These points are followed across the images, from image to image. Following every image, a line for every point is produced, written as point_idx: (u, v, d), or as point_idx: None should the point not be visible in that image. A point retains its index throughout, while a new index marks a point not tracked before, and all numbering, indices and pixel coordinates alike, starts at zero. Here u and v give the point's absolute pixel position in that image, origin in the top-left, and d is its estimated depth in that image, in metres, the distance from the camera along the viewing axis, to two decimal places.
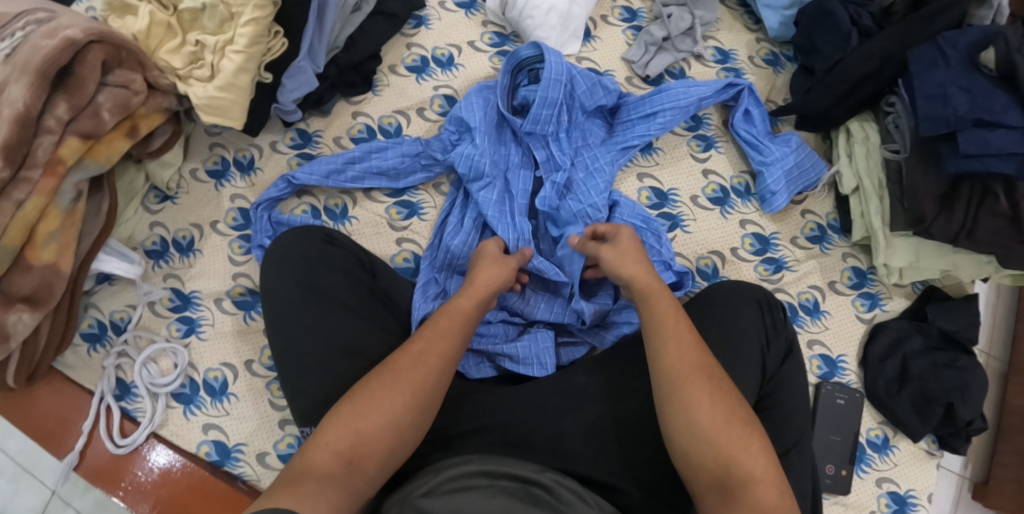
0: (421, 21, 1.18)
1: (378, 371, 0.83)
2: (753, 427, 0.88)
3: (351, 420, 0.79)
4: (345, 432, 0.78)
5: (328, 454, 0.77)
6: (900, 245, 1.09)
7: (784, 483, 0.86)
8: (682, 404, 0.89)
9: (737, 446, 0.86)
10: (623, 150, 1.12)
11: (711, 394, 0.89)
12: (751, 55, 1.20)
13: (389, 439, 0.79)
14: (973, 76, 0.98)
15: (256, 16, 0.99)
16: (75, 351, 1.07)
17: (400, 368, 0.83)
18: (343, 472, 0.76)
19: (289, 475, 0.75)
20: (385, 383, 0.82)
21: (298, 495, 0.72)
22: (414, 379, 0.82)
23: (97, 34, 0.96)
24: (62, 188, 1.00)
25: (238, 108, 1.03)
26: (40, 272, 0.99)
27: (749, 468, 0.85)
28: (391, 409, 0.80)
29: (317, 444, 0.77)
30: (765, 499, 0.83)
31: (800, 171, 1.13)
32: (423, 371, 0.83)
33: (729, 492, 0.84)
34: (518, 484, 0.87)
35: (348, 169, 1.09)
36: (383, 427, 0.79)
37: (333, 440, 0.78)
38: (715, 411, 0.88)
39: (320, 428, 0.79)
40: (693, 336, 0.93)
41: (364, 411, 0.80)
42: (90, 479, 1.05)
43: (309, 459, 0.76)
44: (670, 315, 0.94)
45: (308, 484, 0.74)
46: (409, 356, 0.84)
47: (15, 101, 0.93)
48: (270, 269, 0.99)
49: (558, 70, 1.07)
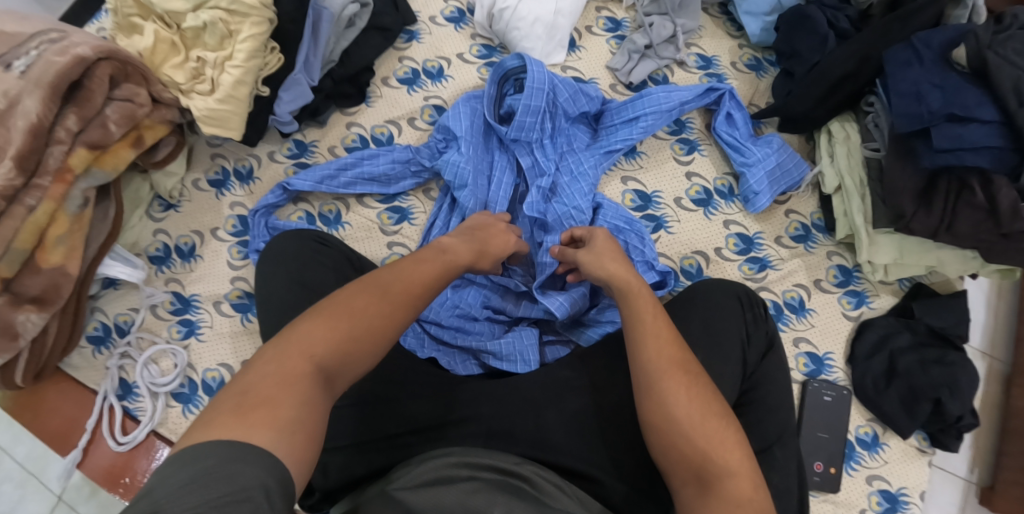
0: (413, 35, 1.23)
1: (370, 289, 0.83)
2: (730, 422, 0.85)
3: (342, 338, 0.78)
4: (332, 346, 0.77)
5: (309, 364, 0.76)
6: (883, 242, 1.10)
7: (758, 477, 0.84)
8: (659, 397, 0.86)
9: (713, 442, 0.83)
10: (606, 154, 1.15)
11: (688, 389, 0.86)
12: (734, 61, 1.23)
13: (371, 363, 0.80)
14: (946, 74, 0.99)
15: (253, 32, 1.05)
16: (81, 353, 1.12)
17: (393, 295, 0.83)
18: (322, 388, 0.75)
19: (267, 384, 0.73)
20: (377, 307, 0.82)
21: (275, 427, 0.70)
22: (404, 316, 0.83)
23: (105, 51, 1.03)
24: (71, 195, 1.05)
25: (237, 119, 1.09)
26: (49, 274, 1.04)
27: (724, 459, 0.82)
28: (379, 340, 0.80)
29: (302, 353, 0.76)
30: (740, 494, 0.81)
31: (782, 171, 1.14)
32: (412, 310, 0.84)
33: (705, 484, 0.82)
34: (499, 475, 0.88)
35: (341, 175, 1.14)
36: (369, 354, 0.80)
37: (320, 353, 0.76)
38: (692, 408, 0.85)
39: (303, 333, 0.77)
40: (672, 330, 0.91)
41: (355, 333, 0.79)
42: (94, 477, 1.08)
43: (288, 366, 0.74)
44: (650, 305, 0.92)
45: (285, 408, 0.71)
46: (405, 289, 0.84)
47: (29, 113, 0.99)
48: (268, 268, 1.03)
49: (540, 79, 1.11)
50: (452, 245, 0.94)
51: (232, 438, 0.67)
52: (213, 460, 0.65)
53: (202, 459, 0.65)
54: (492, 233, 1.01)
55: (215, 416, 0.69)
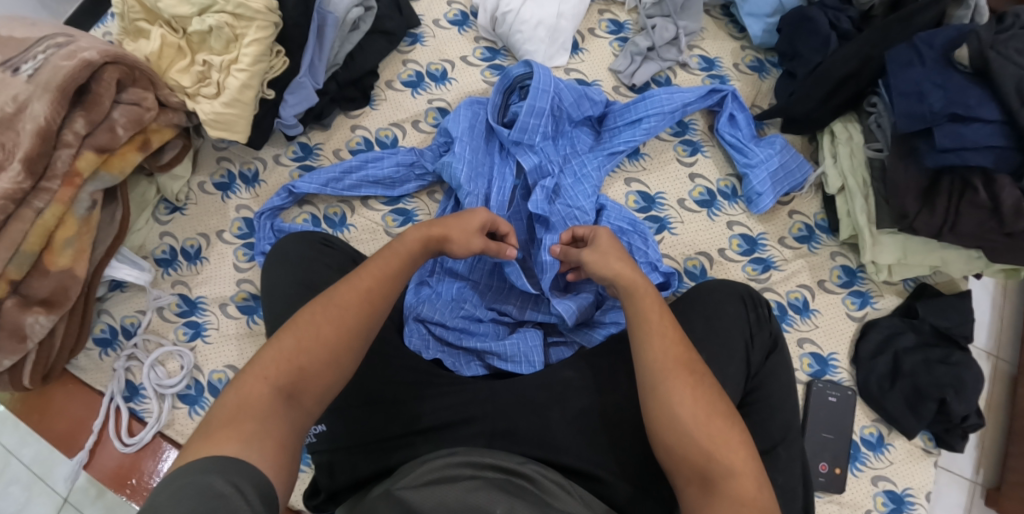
0: (416, 38, 1.24)
1: (322, 302, 0.82)
2: (733, 423, 0.85)
3: (292, 355, 0.79)
4: (286, 365, 0.78)
5: (266, 386, 0.77)
6: (887, 242, 1.10)
7: (762, 476, 0.83)
8: (664, 397, 0.86)
9: (718, 442, 0.83)
10: (610, 156, 1.16)
11: (694, 389, 0.86)
12: (736, 62, 1.23)
13: (330, 375, 0.80)
14: (947, 73, 0.99)
15: (259, 36, 1.06)
16: (88, 355, 1.13)
17: (345, 304, 0.82)
18: (284, 406, 0.76)
19: (226, 410, 0.74)
20: (328, 315, 0.81)
21: (241, 439, 0.72)
22: (356, 316, 0.82)
23: (112, 55, 1.03)
24: (79, 198, 1.06)
25: (243, 122, 1.10)
26: (57, 276, 1.05)
27: (729, 459, 0.83)
28: (335, 348, 0.80)
29: (256, 376, 0.77)
30: (743, 493, 0.81)
31: (786, 172, 1.14)
32: (366, 308, 0.83)
33: (709, 483, 0.82)
34: (502, 474, 0.89)
35: (345, 177, 1.15)
36: (325, 365, 0.79)
37: (272, 373, 0.77)
38: (698, 408, 0.85)
39: (259, 357, 0.79)
40: (678, 331, 0.90)
41: (307, 347, 0.79)
42: (101, 479, 1.09)
43: (246, 391, 0.76)
44: (656, 306, 0.92)
45: (249, 422, 0.74)
46: (354, 292, 0.83)
47: (37, 117, 1.00)
48: (273, 271, 1.04)
49: (545, 82, 1.11)
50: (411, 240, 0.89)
51: (207, 454, 0.70)
52: (189, 475, 0.68)
53: (184, 476, 0.68)
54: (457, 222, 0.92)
55: (187, 450, 0.72)
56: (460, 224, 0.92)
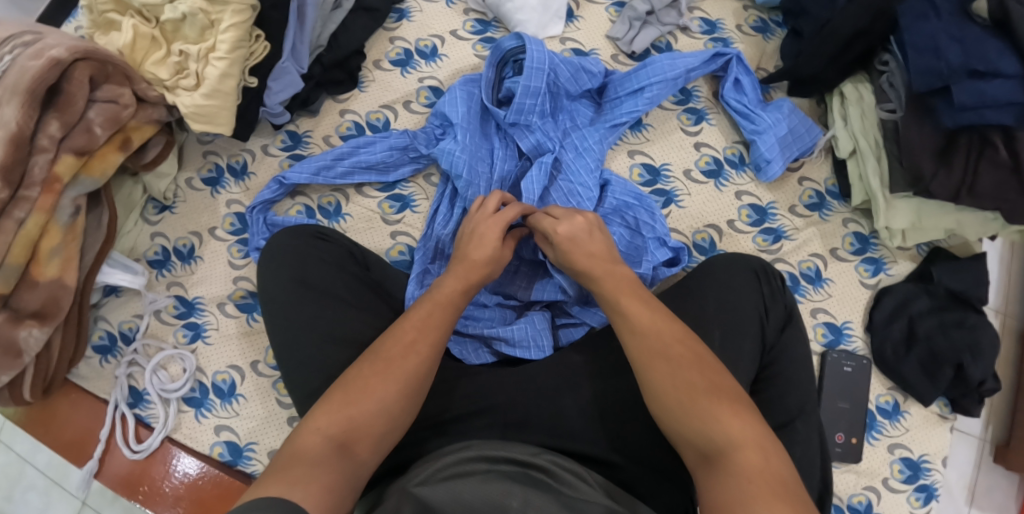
0: (402, 14, 1.19)
1: (370, 357, 0.82)
2: (721, 396, 0.77)
3: (342, 406, 0.78)
4: (336, 417, 0.78)
5: (319, 438, 0.76)
6: (901, 206, 1.07)
7: (771, 441, 0.74)
8: (650, 391, 0.80)
9: (707, 418, 0.76)
10: (611, 128, 1.11)
11: (674, 376, 0.79)
12: (739, 23, 1.18)
13: (382, 424, 0.79)
14: (965, 26, 0.93)
15: (236, 21, 1.00)
16: (88, 363, 1.10)
17: (392, 356, 0.82)
18: (336, 456, 0.75)
19: (280, 461, 0.74)
20: (377, 369, 0.81)
21: (288, 482, 0.71)
22: (406, 368, 0.81)
23: (81, 51, 0.98)
24: (61, 204, 1.01)
25: (225, 113, 1.04)
26: (47, 287, 1.01)
27: (723, 432, 0.74)
28: (383, 397, 0.79)
29: (309, 429, 0.77)
30: (749, 466, 0.72)
31: (794, 136, 1.11)
32: (415, 360, 0.82)
33: (712, 461, 0.74)
34: (517, 468, 0.80)
35: (338, 164, 1.10)
36: (377, 413, 0.79)
37: (324, 425, 0.77)
38: (679, 391, 0.78)
39: (312, 413, 0.78)
40: (662, 316, 0.84)
41: (356, 398, 0.79)
42: (113, 487, 1.07)
43: (300, 444, 0.75)
44: (635, 295, 0.86)
45: (299, 467, 0.73)
46: (400, 344, 0.83)
47: (8, 122, 0.94)
48: (268, 271, 0.99)
49: (539, 59, 1.06)
50: (449, 284, 0.89)
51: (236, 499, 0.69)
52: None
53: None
54: (475, 241, 0.92)
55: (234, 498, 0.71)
56: (486, 249, 0.91)
